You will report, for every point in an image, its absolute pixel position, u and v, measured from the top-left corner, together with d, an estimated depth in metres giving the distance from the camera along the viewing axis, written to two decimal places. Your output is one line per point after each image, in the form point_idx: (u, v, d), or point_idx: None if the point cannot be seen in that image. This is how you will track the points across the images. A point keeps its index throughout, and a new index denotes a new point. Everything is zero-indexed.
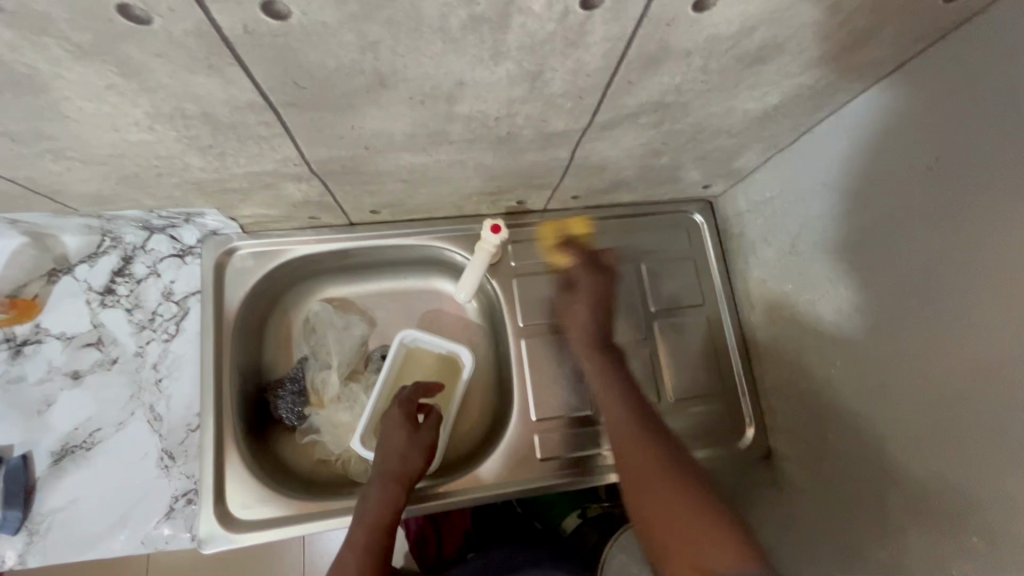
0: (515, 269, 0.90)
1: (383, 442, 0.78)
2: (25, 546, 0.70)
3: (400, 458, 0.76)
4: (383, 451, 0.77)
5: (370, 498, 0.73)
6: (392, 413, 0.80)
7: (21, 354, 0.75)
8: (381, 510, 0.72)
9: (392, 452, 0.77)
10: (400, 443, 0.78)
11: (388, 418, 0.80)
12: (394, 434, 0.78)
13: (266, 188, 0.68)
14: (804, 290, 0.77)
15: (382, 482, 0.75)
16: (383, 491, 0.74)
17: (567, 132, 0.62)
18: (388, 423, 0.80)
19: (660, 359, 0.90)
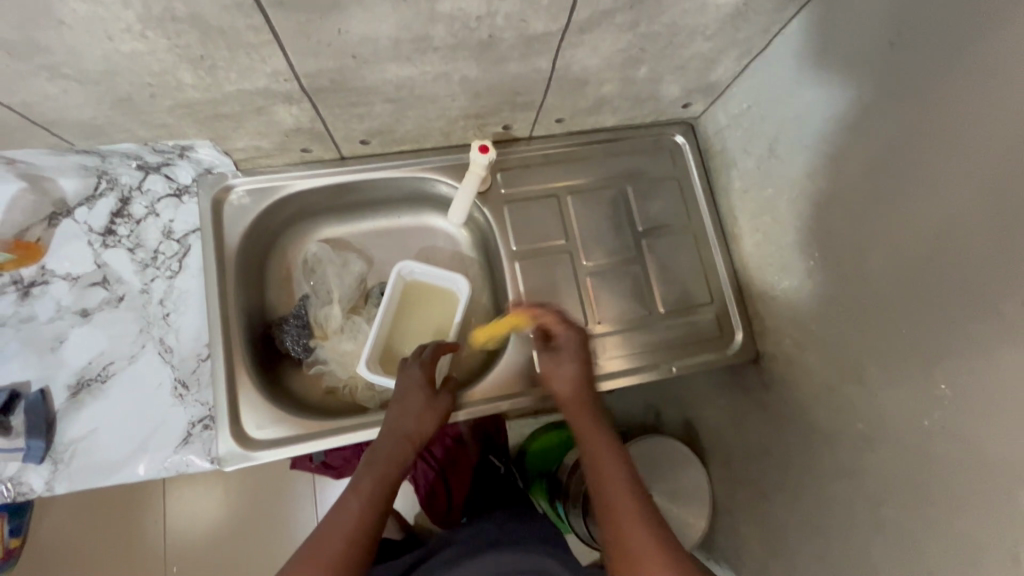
0: (505, 195, 0.92)
1: (402, 398, 0.79)
2: (51, 474, 0.73)
3: (416, 416, 0.77)
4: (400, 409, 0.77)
5: (381, 449, 0.73)
6: (414, 372, 0.81)
7: (30, 295, 0.77)
8: (389, 463, 0.72)
9: (410, 409, 0.78)
10: (418, 402, 0.78)
11: (410, 376, 0.81)
12: (414, 392, 0.79)
13: (258, 113, 0.70)
14: (784, 191, 0.80)
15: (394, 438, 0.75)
16: (395, 445, 0.74)
17: (547, 35, 0.64)
18: (408, 382, 0.80)
19: (650, 275, 0.93)
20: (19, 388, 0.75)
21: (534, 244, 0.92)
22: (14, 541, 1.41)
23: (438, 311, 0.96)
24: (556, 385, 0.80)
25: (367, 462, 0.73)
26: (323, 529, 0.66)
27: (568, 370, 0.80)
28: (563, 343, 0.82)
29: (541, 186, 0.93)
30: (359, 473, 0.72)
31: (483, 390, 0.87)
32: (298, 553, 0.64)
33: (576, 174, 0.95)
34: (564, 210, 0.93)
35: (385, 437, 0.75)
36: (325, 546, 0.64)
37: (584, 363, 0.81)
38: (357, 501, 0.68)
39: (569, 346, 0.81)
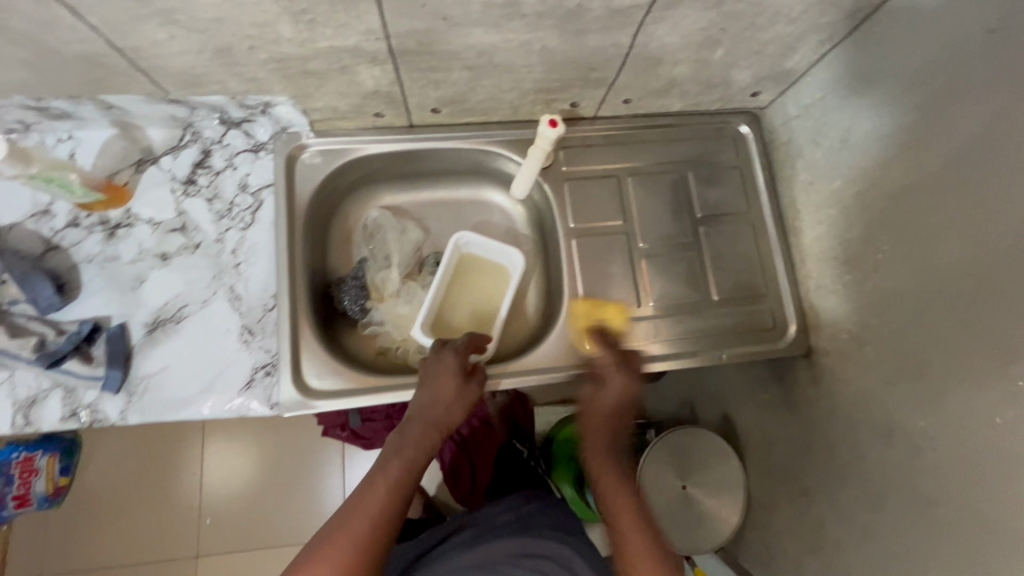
0: (566, 172, 0.93)
1: (433, 383, 0.79)
2: (125, 405, 0.78)
3: (445, 404, 0.78)
4: (432, 396, 0.78)
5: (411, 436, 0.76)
6: (448, 357, 0.81)
7: (116, 236, 0.82)
8: (414, 451, 0.75)
9: (439, 396, 0.79)
10: (449, 389, 0.79)
11: (442, 361, 0.81)
12: (445, 377, 0.80)
13: (342, 73, 0.72)
14: (855, 183, 0.79)
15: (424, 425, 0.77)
16: (423, 433, 0.76)
17: (634, 8, 0.65)
18: (439, 367, 0.80)
19: (704, 261, 0.93)
20: (101, 321, 0.79)
21: (592, 222, 0.92)
22: (65, 481, 1.49)
23: (481, 281, 0.97)
24: (588, 403, 0.87)
25: (394, 448, 0.76)
26: (349, 507, 0.69)
27: (606, 402, 0.85)
28: (614, 368, 0.85)
29: (601, 166, 0.94)
30: (386, 458, 0.75)
31: (532, 360, 0.89)
32: (324, 528, 0.68)
33: (637, 157, 0.95)
34: (623, 192, 0.93)
35: (414, 423, 0.77)
36: (351, 526, 0.67)
37: (619, 408, 0.86)
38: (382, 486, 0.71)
39: (620, 385, 0.85)
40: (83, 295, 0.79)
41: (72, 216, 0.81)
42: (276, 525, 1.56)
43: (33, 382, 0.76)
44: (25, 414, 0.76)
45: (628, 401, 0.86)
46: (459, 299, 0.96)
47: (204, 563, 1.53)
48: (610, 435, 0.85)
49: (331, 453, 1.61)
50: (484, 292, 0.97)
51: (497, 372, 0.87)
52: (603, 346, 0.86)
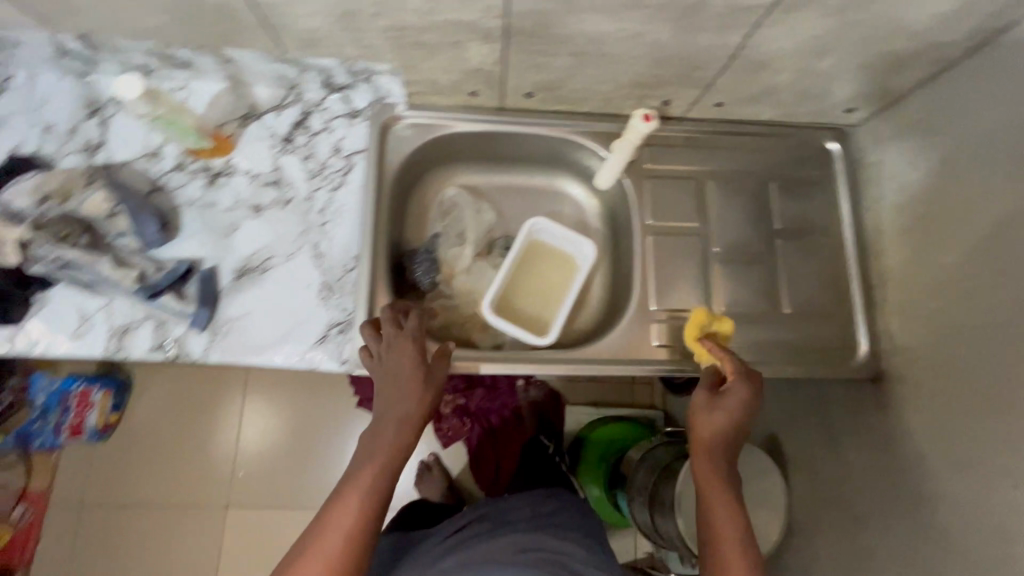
0: (648, 169, 0.93)
1: (393, 375, 0.75)
2: (208, 343, 0.81)
3: (411, 398, 0.73)
4: (396, 391, 0.74)
5: (382, 440, 0.72)
6: (403, 345, 0.76)
7: (216, 183, 0.86)
8: (383, 456, 0.71)
9: (405, 391, 0.74)
10: (409, 381, 0.74)
11: (398, 349, 0.75)
12: (405, 366, 0.75)
13: (451, 48, 0.74)
14: (946, 209, 0.76)
15: (393, 425, 0.73)
16: (395, 435, 0.72)
17: (753, 9, 0.65)
18: (399, 355, 0.75)
19: (778, 274, 0.92)
20: (194, 262, 0.83)
21: (668, 221, 0.92)
22: (115, 418, 1.60)
23: (548, 276, 0.98)
24: (695, 430, 0.76)
25: (364, 457, 0.71)
26: (321, 526, 0.67)
27: (715, 418, 0.75)
28: (738, 388, 0.75)
29: (682, 168, 0.94)
30: (358, 466, 0.71)
31: (594, 348, 0.89)
32: (297, 546, 0.67)
33: (720, 161, 0.95)
34: (702, 195, 0.93)
35: (387, 425, 0.73)
36: (322, 551, 0.65)
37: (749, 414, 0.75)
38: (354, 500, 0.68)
39: (749, 399, 0.75)
40: (180, 235, 0.83)
41: (179, 160, 0.85)
42: (304, 486, 1.61)
43: (129, 311, 0.80)
44: (119, 340, 0.80)
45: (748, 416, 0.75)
46: (524, 288, 0.97)
47: (232, 513, 1.59)
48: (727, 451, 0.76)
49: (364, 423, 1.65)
50: (549, 287, 0.98)
51: (558, 354, 0.87)
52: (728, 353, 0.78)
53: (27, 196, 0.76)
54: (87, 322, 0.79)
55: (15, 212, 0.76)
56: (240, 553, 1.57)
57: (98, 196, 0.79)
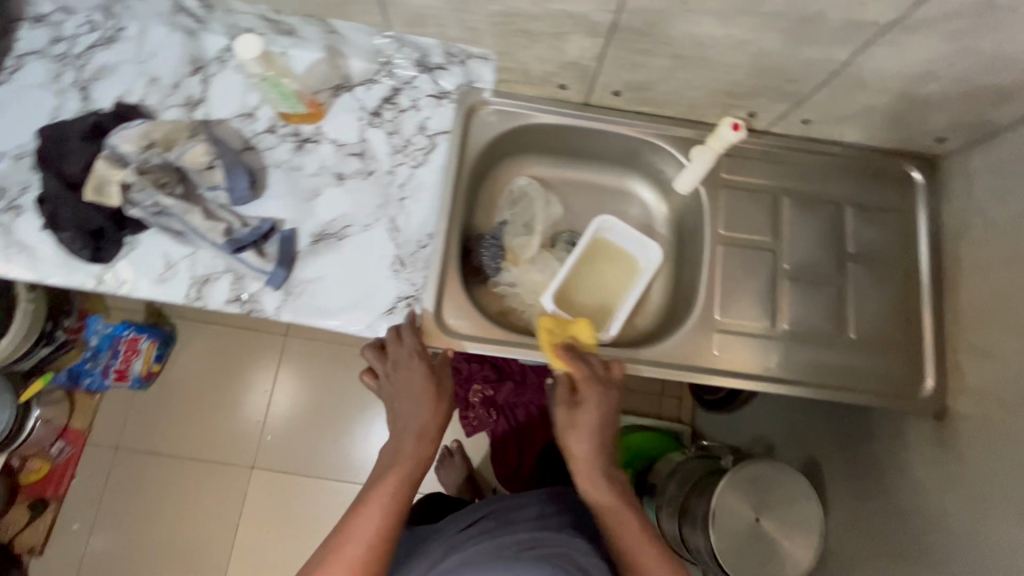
0: (725, 179, 0.93)
1: (407, 389, 0.79)
2: (282, 302, 0.83)
3: (421, 411, 0.79)
4: (413, 405, 0.79)
5: (404, 452, 0.78)
6: (408, 359, 0.79)
7: (303, 149, 0.88)
8: (403, 470, 0.77)
9: (415, 406, 0.79)
10: (417, 396, 0.79)
11: (407, 367, 0.79)
12: (410, 384, 0.79)
13: (554, 38, 0.75)
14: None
15: (413, 438, 0.78)
16: (415, 446, 0.78)
17: (870, 26, 0.64)
18: (404, 373, 0.80)
19: (847, 298, 0.90)
20: (276, 222, 0.85)
21: (740, 233, 0.92)
22: (155, 368, 1.63)
23: (605, 269, 0.98)
24: (565, 444, 0.82)
25: (383, 470, 0.77)
26: (343, 534, 0.73)
27: (583, 434, 0.81)
28: (583, 395, 0.81)
29: (759, 181, 0.93)
30: (378, 478, 0.77)
31: (652, 353, 0.89)
32: (321, 552, 0.72)
33: (799, 179, 0.93)
34: (777, 211, 0.93)
35: (406, 438, 0.79)
36: (344, 558, 0.71)
37: (602, 418, 0.82)
38: (374, 510, 0.74)
39: (605, 401, 0.81)
40: (266, 195, 0.86)
41: (272, 123, 0.88)
42: (330, 457, 1.65)
43: (211, 263, 0.83)
44: (199, 289, 0.82)
45: (606, 417, 0.82)
46: (582, 279, 0.97)
47: (258, 474, 1.63)
48: (603, 460, 0.82)
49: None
50: (606, 280, 0.98)
51: (615, 354, 0.87)
52: (580, 361, 0.82)
53: (133, 143, 0.79)
54: (172, 269, 0.82)
55: (121, 156, 0.79)
56: (262, 513, 1.61)
57: (199, 149, 0.81)
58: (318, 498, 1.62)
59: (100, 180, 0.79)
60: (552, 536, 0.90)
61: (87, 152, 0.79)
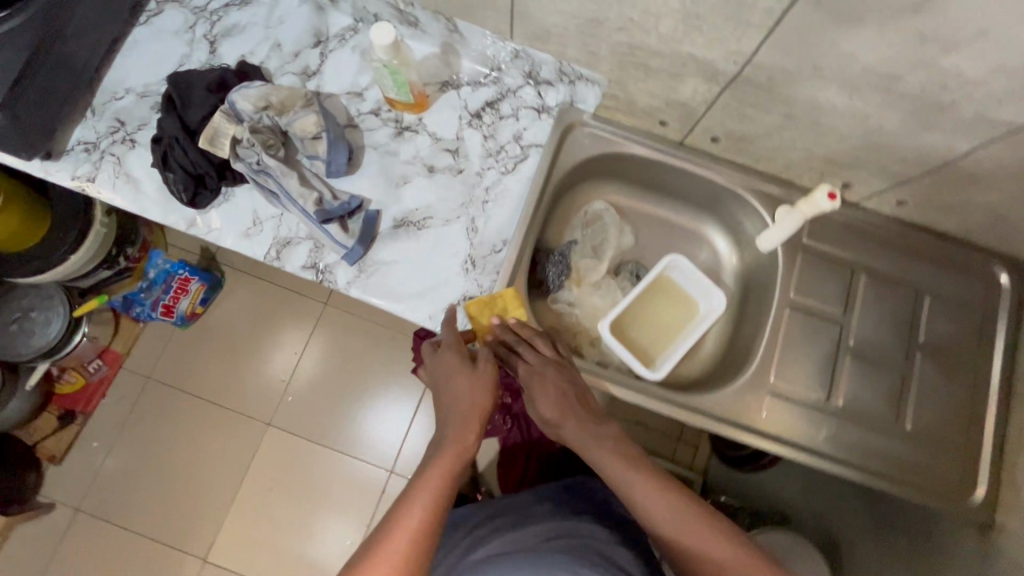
0: (805, 243, 0.92)
1: (445, 384, 0.76)
2: (353, 278, 0.86)
3: (461, 397, 0.75)
4: (451, 397, 0.75)
5: (443, 444, 0.71)
6: (444, 355, 0.78)
7: (401, 136, 0.91)
8: (445, 459, 0.69)
9: (456, 392, 0.75)
10: (454, 388, 0.75)
11: (444, 363, 0.77)
12: (449, 371, 0.77)
13: (671, 78, 0.76)
14: None
15: (455, 431, 0.72)
16: (456, 435, 0.72)
17: (1000, 125, 0.63)
18: (441, 366, 0.77)
19: (909, 388, 0.88)
20: (363, 201, 0.88)
21: (810, 300, 0.91)
22: (199, 310, 1.69)
23: (662, 306, 0.98)
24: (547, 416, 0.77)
25: (424, 466, 0.69)
26: (383, 531, 0.62)
27: (544, 395, 0.77)
28: (528, 357, 0.79)
29: (839, 253, 0.92)
30: (419, 471, 0.68)
31: (699, 402, 0.88)
32: (356, 559, 0.61)
33: (881, 258, 0.92)
34: (852, 286, 0.91)
35: (448, 430, 0.72)
36: (386, 558, 0.60)
37: (561, 371, 0.79)
38: (419, 500, 0.65)
39: (535, 364, 0.79)
40: (359, 173, 0.89)
41: (377, 106, 0.91)
42: (343, 431, 1.68)
43: (295, 227, 0.87)
44: (279, 250, 0.86)
45: (560, 371, 0.79)
46: (638, 312, 0.97)
47: (273, 432, 1.67)
48: (581, 409, 0.77)
49: (416, 392, 1.71)
50: (661, 317, 0.98)
51: (662, 395, 0.87)
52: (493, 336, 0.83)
53: (251, 101, 0.82)
54: (258, 226, 0.86)
55: (237, 112, 0.82)
56: (269, 470, 1.64)
57: (310, 118, 0.83)
58: (326, 467, 1.65)
59: (215, 131, 0.81)
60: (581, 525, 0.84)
61: (209, 103, 0.83)
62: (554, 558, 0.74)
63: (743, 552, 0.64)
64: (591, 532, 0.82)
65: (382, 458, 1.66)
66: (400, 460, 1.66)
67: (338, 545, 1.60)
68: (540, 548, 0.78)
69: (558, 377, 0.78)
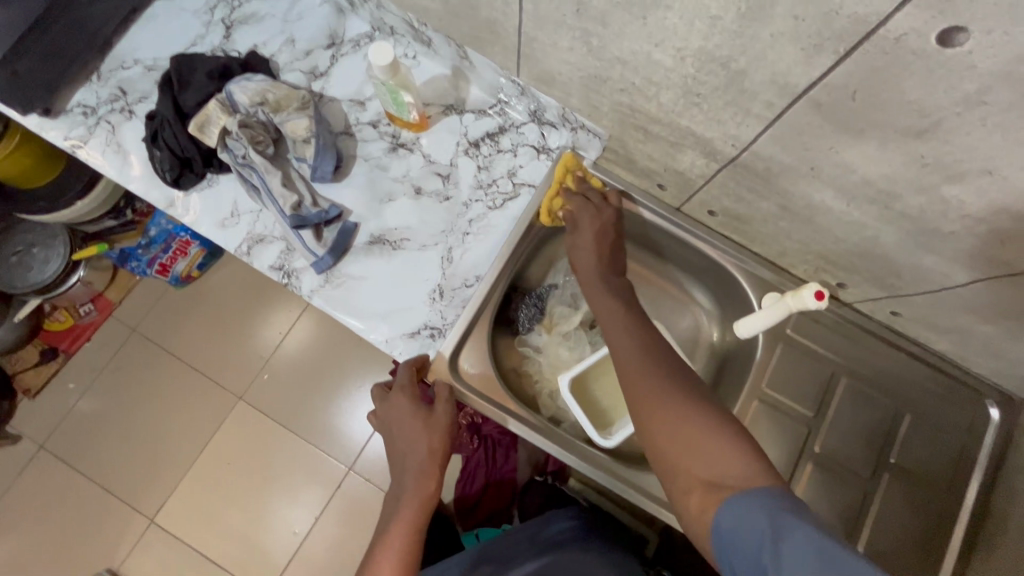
0: (787, 335, 0.88)
1: (402, 433, 0.75)
2: (318, 287, 0.85)
3: (416, 445, 0.73)
4: (407, 446, 0.74)
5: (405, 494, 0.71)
6: (398, 398, 0.76)
7: (395, 152, 0.89)
8: (405, 513, 0.70)
9: (411, 439, 0.74)
10: (409, 434, 0.74)
11: (396, 407, 0.76)
12: (401, 414, 0.75)
13: (669, 145, 0.73)
14: None
15: (413, 479, 0.72)
16: (415, 483, 0.71)
17: (1001, 264, 0.58)
18: (394, 410, 0.76)
19: (869, 507, 0.83)
20: (343, 211, 0.87)
21: (782, 395, 0.86)
22: (194, 272, 1.60)
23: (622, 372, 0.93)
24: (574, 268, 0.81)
25: (387, 521, 0.71)
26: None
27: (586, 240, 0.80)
28: (579, 220, 0.81)
29: (822, 352, 0.87)
30: (384, 531, 0.70)
31: (644, 481, 0.84)
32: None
33: (866, 365, 0.87)
34: (830, 389, 0.86)
35: (405, 481, 0.72)
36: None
37: (601, 233, 0.81)
38: (391, 549, 0.68)
39: (597, 208, 0.82)
40: (345, 183, 0.88)
41: (377, 118, 0.90)
42: (310, 421, 1.57)
43: (270, 225, 0.86)
44: (250, 246, 0.86)
45: (604, 230, 0.81)
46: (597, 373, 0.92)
47: None
48: (605, 268, 0.78)
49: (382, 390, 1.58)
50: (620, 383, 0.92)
51: (605, 464, 0.84)
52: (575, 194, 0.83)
53: (248, 96, 0.82)
54: (235, 217, 0.86)
55: (233, 103, 0.82)
56: (240, 453, 1.55)
57: (302, 123, 0.83)
58: (288, 451, 1.55)
59: (206, 119, 0.81)
60: None
61: (206, 89, 0.83)
62: None
63: (723, 431, 0.54)
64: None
65: (346, 454, 1.54)
66: (366, 459, 1.54)
67: (286, 533, 1.50)
68: None
69: (599, 235, 0.80)
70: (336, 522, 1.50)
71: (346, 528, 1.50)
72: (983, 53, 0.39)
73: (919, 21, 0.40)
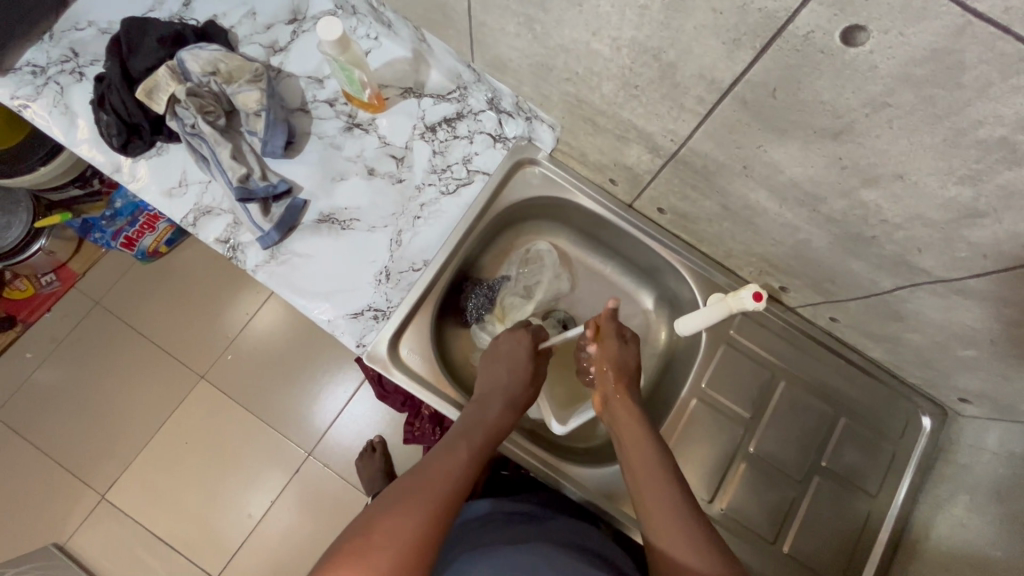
0: (730, 336, 0.89)
1: (505, 361, 0.80)
2: (262, 262, 0.84)
3: (514, 381, 0.78)
4: (508, 371, 0.79)
5: (489, 413, 0.74)
6: (520, 338, 0.82)
7: (351, 132, 0.89)
8: (466, 454, 0.66)
9: (508, 371, 0.79)
10: (513, 365, 0.79)
11: (515, 337, 0.82)
12: (515, 356, 0.81)
13: (616, 139, 0.73)
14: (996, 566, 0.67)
15: (502, 406, 0.75)
16: (502, 410, 0.74)
17: (921, 271, 0.59)
18: (507, 347, 0.82)
19: (799, 509, 0.84)
20: (294, 187, 0.86)
21: (721, 394, 0.87)
22: (162, 249, 1.55)
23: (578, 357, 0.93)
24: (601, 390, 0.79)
25: (458, 436, 0.70)
26: (403, 495, 0.59)
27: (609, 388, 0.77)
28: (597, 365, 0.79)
29: (764, 355, 0.88)
30: (449, 441, 0.69)
31: (574, 470, 0.84)
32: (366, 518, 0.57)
33: (805, 370, 0.88)
34: (768, 391, 0.87)
35: (492, 407, 0.75)
36: (400, 522, 0.55)
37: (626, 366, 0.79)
38: (442, 477, 0.62)
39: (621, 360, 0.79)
40: (298, 159, 0.87)
41: (334, 96, 0.89)
42: (269, 402, 1.54)
43: (218, 198, 0.85)
44: (196, 217, 0.85)
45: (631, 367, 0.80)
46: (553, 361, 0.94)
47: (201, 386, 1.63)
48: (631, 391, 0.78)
49: (343, 377, 1.55)
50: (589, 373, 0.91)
51: (538, 455, 0.84)
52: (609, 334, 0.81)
53: (199, 64, 0.82)
54: (183, 187, 0.85)
55: (185, 71, 0.82)
56: (198, 431, 1.52)
57: (253, 95, 0.82)
58: (246, 433, 1.52)
59: (154, 85, 0.81)
60: (563, 535, 0.74)
61: (155, 55, 0.83)
62: (549, 552, 0.65)
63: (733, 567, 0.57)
64: (577, 539, 0.74)
65: (306, 438, 1.52)
66: (327, 445, 1.51)
67: (241, 515, 1.47)
68: (531, 542, 0.69)
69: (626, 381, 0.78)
70: (293, 505, 1.48)
71: (305, 510, 1.48)
72: (882, 53, 0.40)
73: (824, 20, 0.40)
